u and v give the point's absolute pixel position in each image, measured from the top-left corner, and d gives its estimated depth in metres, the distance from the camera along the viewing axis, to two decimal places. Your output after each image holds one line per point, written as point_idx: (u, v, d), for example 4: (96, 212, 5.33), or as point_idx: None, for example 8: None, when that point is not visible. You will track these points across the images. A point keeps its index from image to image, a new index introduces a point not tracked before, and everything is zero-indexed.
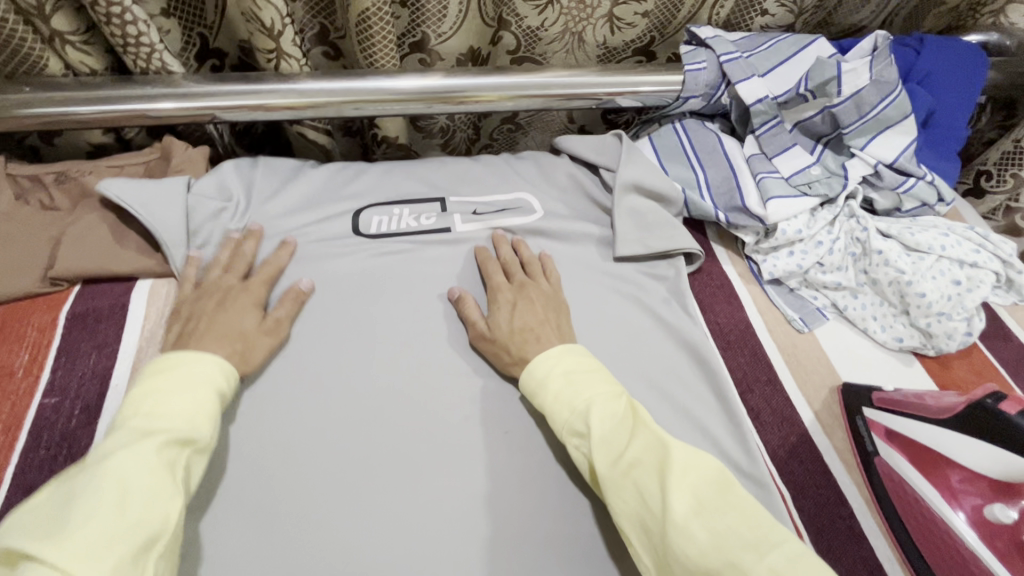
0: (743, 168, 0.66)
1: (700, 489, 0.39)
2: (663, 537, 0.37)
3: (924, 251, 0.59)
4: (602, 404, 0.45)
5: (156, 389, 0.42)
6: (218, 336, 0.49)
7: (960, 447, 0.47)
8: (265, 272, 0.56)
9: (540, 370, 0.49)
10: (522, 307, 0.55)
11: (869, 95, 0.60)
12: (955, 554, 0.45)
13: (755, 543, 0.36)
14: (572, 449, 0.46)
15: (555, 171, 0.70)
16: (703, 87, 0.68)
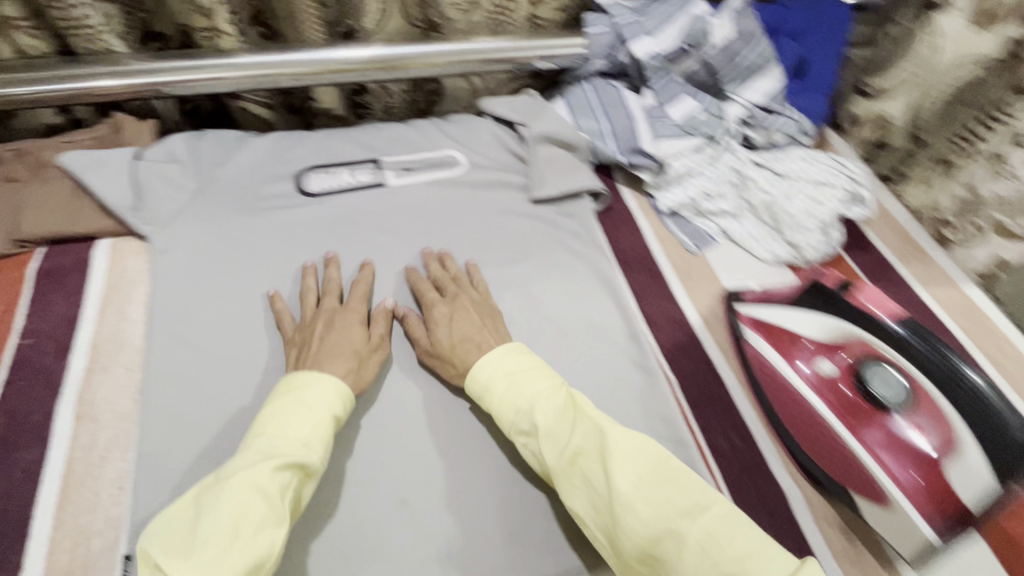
0: (642, 116, 0.75)
1: (639, 469, 0.45)
2: (613, 513, 0.44)
3: (788, 177, 0.70)
4: (542, 400, 0.50)
5: (277, 412, 0.47)
6: (334, 357, 0.52)
7: (798, 315, 0.59)
8: (330, 289, 0.60)
9: (482, 377, 0.52)
10: (459, 316, 0.58)
11: (736, 47, 0.72)
12: (800, 410, 0.56)
13: (684, 512, 0.43)
14: (519, 445, 0.50)
15: (479, 129, 0.78)
16: (605, 49, 0.77)
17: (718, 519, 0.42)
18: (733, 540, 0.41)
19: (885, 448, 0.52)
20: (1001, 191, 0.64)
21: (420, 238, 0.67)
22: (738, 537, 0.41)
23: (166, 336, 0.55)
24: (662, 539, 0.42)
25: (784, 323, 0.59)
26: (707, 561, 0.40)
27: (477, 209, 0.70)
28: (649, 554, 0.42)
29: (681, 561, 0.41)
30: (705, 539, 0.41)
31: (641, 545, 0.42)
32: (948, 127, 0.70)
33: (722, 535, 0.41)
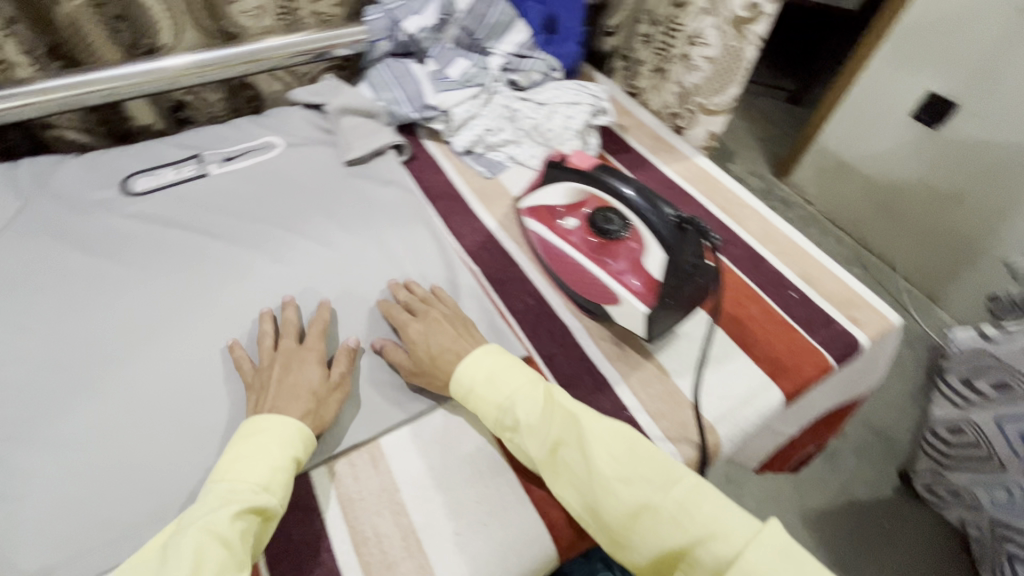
0: (426, 79, 0.89)
1: (615, 453, 0.50)
2: (595, 495, 0.49)
3: (546, 104, 0.87)
4: (519, 396, 0.54)
5: (237, 454, 0.48)
6: (292, 400, 0.53)
7: (544, 191, 0.72)
8: (288, 331, 0.61)
9: (462, 378, 0.56)
10: (434, 331, 0.60)
11: (480, 9, 0.89)
12: (564, 261, 0.69)
13: (654, 485, 0.48)
14: (504, 440, 0.55)
15: (291, 116, 0.89)
16: (384, 32, 0.90)
17: (682, 487, 0.48)
18: (694, 504, 0.47)
19: (626, 266, 0.64)
20: (695, 79, 0.88)
21: (247, 209, 0.77)
22: (703, 500, 0.47)
23: (6, 329, 0.60)
24: (641, 514, 0.47)
25: (539, 202, 0.73)
26: (681, 528, 0.46)
27: (297, 178, 0.81)
28: (628, 532, 0.48)
29: (657, 530, 0.47)
30: (678, 509, 0.47)
31: (622, 521, 0.48)
32: (652, 43, 0.94)
33: (692, 504, 0.47)
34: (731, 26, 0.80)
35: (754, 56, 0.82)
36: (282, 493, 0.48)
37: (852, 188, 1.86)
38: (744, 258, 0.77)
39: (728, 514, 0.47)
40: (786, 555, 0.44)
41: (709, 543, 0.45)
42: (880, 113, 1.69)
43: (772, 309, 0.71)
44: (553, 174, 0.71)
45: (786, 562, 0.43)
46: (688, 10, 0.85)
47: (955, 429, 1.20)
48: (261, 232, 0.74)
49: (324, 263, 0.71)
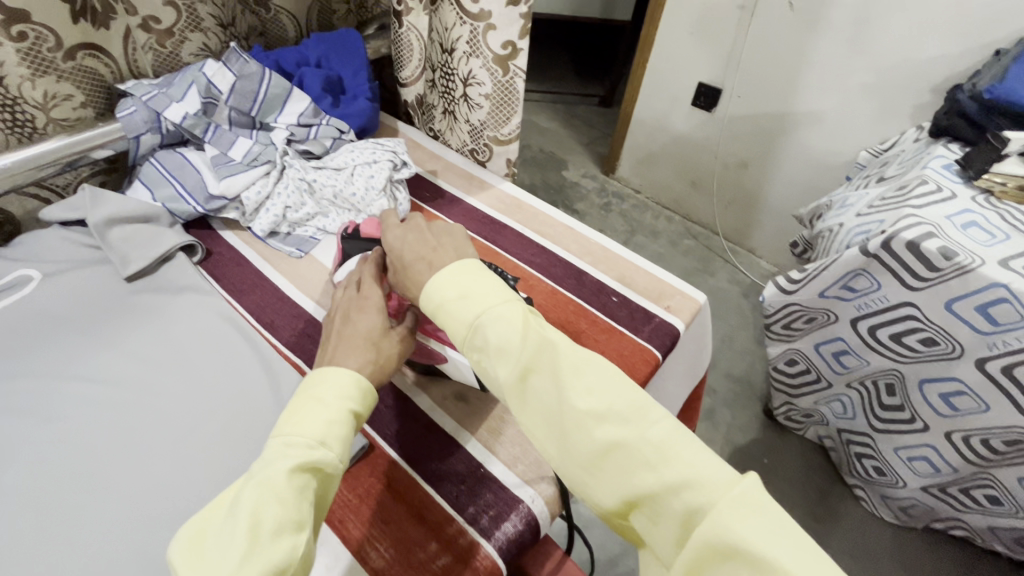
0: (207, 167, 0.83)
1: (597, 383, 0.45)
2: (565, 422, 0.45)
3: (343, 168, 0.85)
4: (491, 319, 0.47)
5: (297, 407, 0.46)
6: (350, 347, 0.52)
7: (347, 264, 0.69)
8: (355, 281, 0.61)
9: (434, 295, 0.50)
10: (414, 242, 0.57)
11: (247, 85, 0.84)
12: None
13: (630, 420, 0.44)
14: (470, 359, 0.49)
15: (47, 240, 0.76)
16: (144, 124, 0.82)
17: (660, 427, 0.43)
18: (669, 447, 0.42)
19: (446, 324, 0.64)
20: (480, 115, 0.94)
21: (1, 367, 0.64)
22: (681, 445, 0.42)
23: None
24: (610, 453, 0.43)
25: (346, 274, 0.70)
26: (650, 470, 0.42)
27: (66, 313, 0.69)
28: (593, 468, 0.44)
29: (622, 469, 0.43)
30: (652, 449, 0.42)
31: (590, 455, 0.44)
32: (438, 87, 1.01)
33: (670, 446, 0.42)
34: (496, 64, 0.87)
35: (524, 86, 0.89)
36: (341, 448, 0.45)
37: (666, 172, 2.09)
38: (568, 275, 0.81)
39: (703, 463, 0.41)
40: (767, 516, 0.38)
41: (680, 490, 0.40)
42: (668, 105, 1.92)
43: (600, 318, 0.76)
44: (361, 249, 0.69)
45: (765, 522, 0.38)
46: (455, 55, 0.90)
47: (791, 361, 1.36)
48: (22, 389, 0.62)
49: (117, 401, 0.62)
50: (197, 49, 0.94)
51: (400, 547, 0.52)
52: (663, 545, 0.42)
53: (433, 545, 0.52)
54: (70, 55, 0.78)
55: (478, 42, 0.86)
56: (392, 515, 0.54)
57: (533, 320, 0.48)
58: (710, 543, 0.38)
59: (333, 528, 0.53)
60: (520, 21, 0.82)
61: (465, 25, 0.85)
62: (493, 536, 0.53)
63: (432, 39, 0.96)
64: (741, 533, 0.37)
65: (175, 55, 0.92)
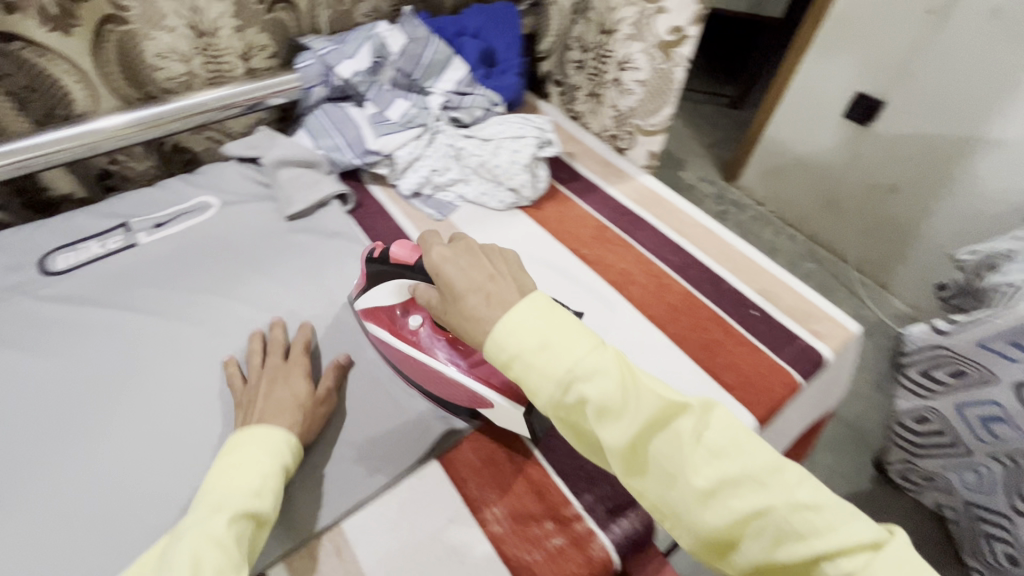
0: (366, 123, 0.87)
1: (718, 445, 0.41)
2: (690, 498, 0.40)
3: (491, 140, 0.86)
4: (594, 374, 0.43)
5: (224, 464, 0.47)
6: (279, 409, 0.54)
7: (376, 292, 0.63)
8: (276, 349, 0.63)
9: (511, 346, 0.45)
10: (457, 277, 0.50)
11: (415, 49, 0.88)
12: (422, 368, 0.61)
13: (766, 483, 0.40)
14: (565, 420, 0.45)
15: (226, 173, 0.85)
16: (318, 77, 0.88)
17: (802, 489, 0.39)
18: (819, 513, 0.38)
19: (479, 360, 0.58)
20: (630, 101, 0.90)
21: (181, 278, 0.72)
22: (829, 510, 0.39)
23: None
24: (749, 525, 0.39)
25: (374, 303, 0.64)
26: (802, 540, 0.38)
27: (236, 240, 0.77)
28: (728, 539, 0.40)
29: (765, 542, 0.39)
30: (799, 517, 0.38)
31: (724, 526, 0.40)
32: (585, 69, 0.95)
33: (816, 514, 0.38)
34: (658, 49, 0.82)
35: (684, 76, 0.83)
36: (274, 498, 0.47)
37: (798, 187, 1.92)
38: (705, 279, 0.77)
39: (854, 526, 0.38)
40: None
41: (838, 559, 0.37)
42: (816, 114, 1.75)
43: (735, 330, 0.71)
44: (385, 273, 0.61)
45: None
46: (614, 37, 0.86)
47: (923, 418, 1.22)
48: (197, 301, 0.70)
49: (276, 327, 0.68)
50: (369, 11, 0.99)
51: (515, 519, 0.53)
52: None
53: (547, 525, 0.52)
54: (268, 7, 0.86)
55: (644, 25, 0.81)
56: (509, 486, 0.55)
57: (634, 374, 0.43)
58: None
59: (454, 485, 0.55)
60: (694, 6, 0.76)
61: (632, 6, 0.81)
62: (609, 529, 0.52)
63: (588, 18, 0.91)
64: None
65: (351, 15, 0.97)
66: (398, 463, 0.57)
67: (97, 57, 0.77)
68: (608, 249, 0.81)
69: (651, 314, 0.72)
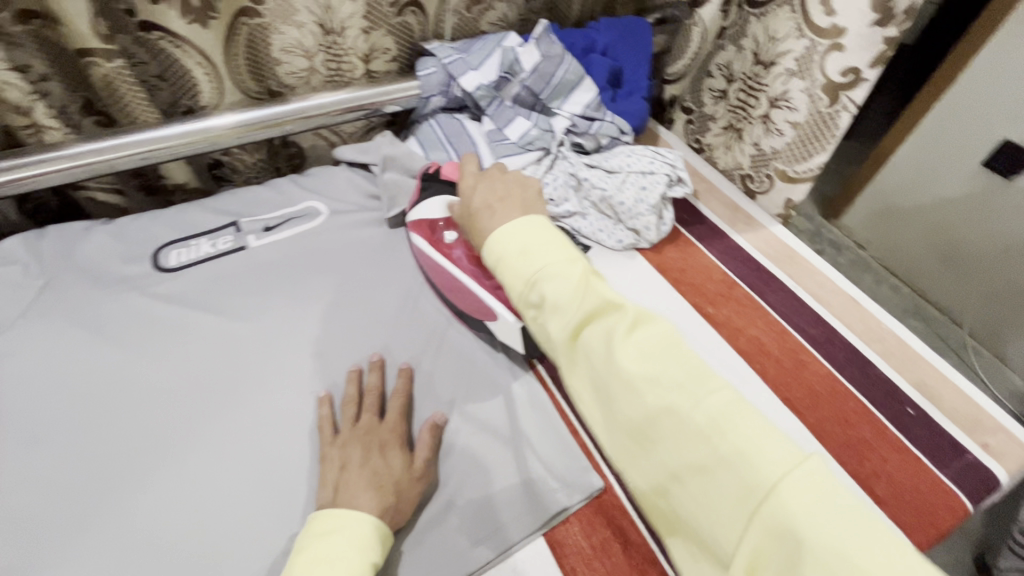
0: (483, 140, 0.83)
1: (649, 349, 0.43)
2: (612, 388, 0.43)
3: (617, 171, 0.78)
4: (556, 277, 0.47)
5: (311, 560, 0.43)
6: (373, 488, 0.49)
7: (426, 204, 0.71)
8: (370, 401, 0.58)
9: (499, 249, 0.52)
10: (481, 191, 0.61)
11: (546, 67, 0.81)
12: (447, 278, 0.68)
13: (683, 387, 0.40)
14: (529, 318, 0.50)
15: (335, 178, 0.82)
16: (438, 86, 0.83)
17: (718, 400, 0.40)
18: (725, 418, 0.39)
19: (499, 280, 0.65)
20: (776, 143, 0.82)
21: (287, 289, 0.69)
22: (738, 420, 0.38)
23: (16, 441, 0.54)
24: (658, 418, 0.40)
25: (421, 215, 0.71)
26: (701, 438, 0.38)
27: (342, 253, 0.74)
28: (639, 434, 0.41)
29: (671, 436, 0.39)
30: (706, 419, 0.39)
31: (636, 421, 0.41)
32: (728, 100, 0.88)
33: (725, 418, 0.39)
34: (824, 91, 0.73)
35: (848, 122, 0.74)
36: None
37: (912, 234, 1.62)
38: (849, 361, 0.67)
39: (760, 434, 0.37)
40: (834, 504, 0.33)
41: (731, 461, 0.37)
42: (941, 155, 1.47)
43: (888, 430, 0.61)
44: (435, 190, 0.72)
45: (834, 513, 0.33)
46: (773, 71, 0.78)
47: None
48: (302, 316, 0.67)
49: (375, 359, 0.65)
50: (496, 18, 0.93)
51: None
52: (706, 516, 0.38)
53: None
54: (399, 10, 0.82)
55: (811, 64, 0.73)
56: None
57: (592, 284, 0.47)
58: (771, 530, 0.34)
59: (566, 574, 0.52)
60: (880, 47, 0.66)
61: (802, 39, 0.72)
62: None
63: (740, 46, 0.83)
64: (809, 525, 0.33)
65: (477, 22, 0.92)
66: (501, 535, 0.53)
67: (227, 50, 0.75)
68: (736, 309, 0.72)
69: (786, 397, 0.64)
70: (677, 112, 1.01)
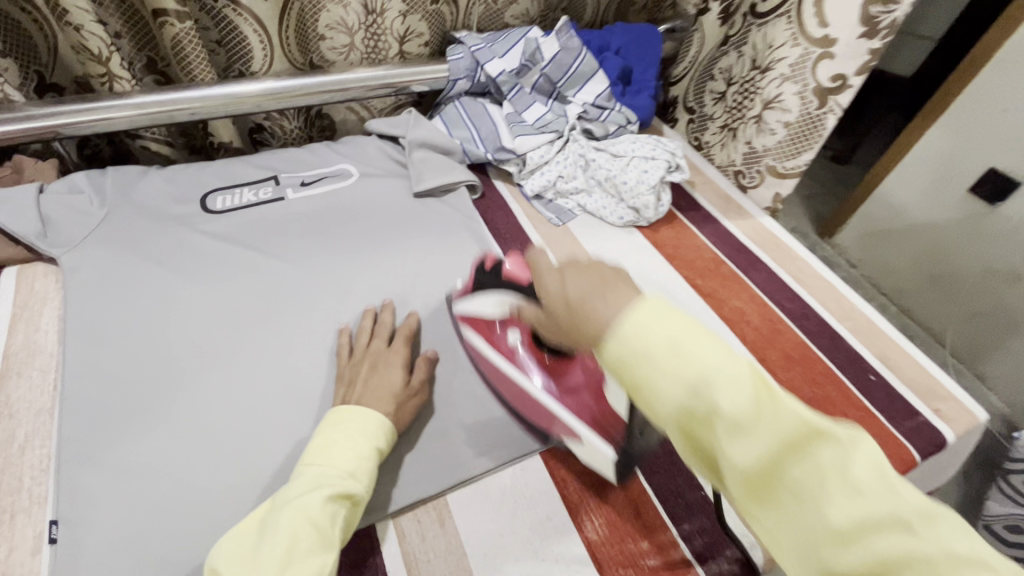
0: (503, 121, 0.91)
1: (859, 478, 0.32)
2: (811, 526, 0.33)
3: (622, 156, 0.86)
4: (726, 380, 0.34)
5: (326, 441, 0.51)
6: (376, 398, 0.57)
7: (481, 299, 0.62)
8: (382, 331, 0.65)
9: (631, 343, 0.36)
10: (575, 278, 0.43)
11: (564, 58, 0.90)
12: (516, 388, 0.63)
13: (914, 531, 0.31)
14: (683, 435, 0.37)
15: (366, 146, 0.90)
16: (465, 71, 0.91)
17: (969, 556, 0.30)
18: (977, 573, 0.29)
19: (582, 388, 0.61)
20: (768, 142, 0.90)
21: (320, 237, 0.77)
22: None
23: (79, 343, 0.60)
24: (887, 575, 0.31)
25: (477, 312, 0.64)
26: None
27: (369, 210, 0.82)
28: None
29: None
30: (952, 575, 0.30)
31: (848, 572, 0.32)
32: (726, 101, 0.97)
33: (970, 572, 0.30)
34: (814, 95, 0.82)
35: (834, 124, 0.84)
36: (367, 479, 0.50)
37: (901, 254, 1.65)
38: (821, 333, 0.75)
39: None
40: None
41: None
42: (937, 179, 1.50)
43: (851, 392, 0.68)
44: (494, 284, 0.62)
45: None
46: (767, 75, 0.86)
47: (1022, 529, 0.99)
48: (333, 261, 0.75)
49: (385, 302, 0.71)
50: (518, 14, 1.02)
51: (612, 530, 0.55)
52: None
53: (643, 544, 0.54)
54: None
55: (801, 70, 0.82)
56: (609, 499, 0.57)
57: (771, 388, 0.35)
58: None
59: (557, 485, 0.58)
60: (865, 57, 0.76)
61: (796, 48, 0.81)
62: (704, 563, 0.54)
63: (741, 52, 0.92)
64: None
65: (501, 16, 1.02)
66: (501, 450, 0.60)
67: (281, 22, 0.84)
68: (722, 283, 0.80)
69: (762, 357, 0.71)
70: (680, 112, 1.09)
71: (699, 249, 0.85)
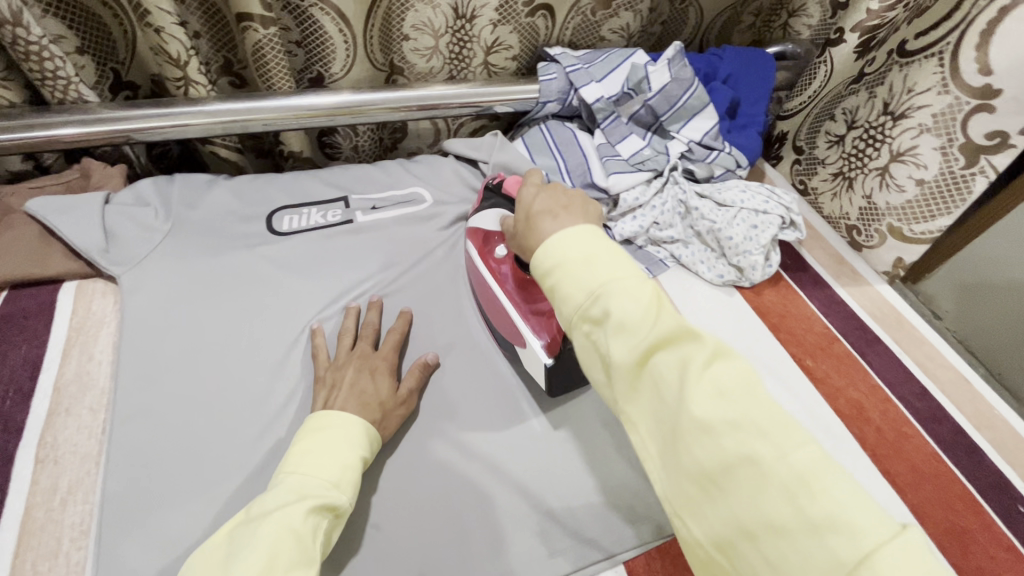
0: (593, 153, 0.82)
1: (722, 383, 0.35)
2: (677, 429, 0.35)
3: (729, 206, 0.76)
4: (620, 290, 0.38)
5: (306, 447, 0.49)
6: (364, 407, 0.55)
7: (482, 213, 0.69)
8: (367, 336, 0.63)
9: (554, 251, 0.42)
10: (544, 198, 0.51)
11: (673, 90, 0.80)
12: (488, 296, 0.67)
13: (768, 433, 0.33)
14: (581, 333, 0.40)
15: (441, 166, 0.82)
16: (556, 93, 0.83)
17: (804, 448, 0.33)
18: (816, 482, 0.31)
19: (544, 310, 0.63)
20: (892, 198, 0.78)
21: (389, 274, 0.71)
22: (835, 480, 0.32)
23: (132, 380, 0.56)
24: (736, 469, 0.33)
25: (477, 224, 0.70)
26: (791, 503, 0.31)
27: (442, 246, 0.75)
28: (709, 483, 0.34)
29: (755, 497, 0.32)
30: (793, 478, 0.32)
31: (706, 468, 0.34)
32: (841, 146, 0.84)
33: (814, 479, 0.32)
34: (962, 151, 0.69)
35: (983, 187, 0.70)
36: (351, 492, 0.48)
37: None
38: (957, 444, 0.63)
39: (851, 495, 0.31)
40: None
41: (826, 535, 0.30)
42: None
43: (997, 526, 0.58)
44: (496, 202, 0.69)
45: None
46: (902, 123, 0.74)
47: None
48: (402, 302, 0.70)
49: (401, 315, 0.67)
50: (617, 27, 0.92)
51: None
52: None
53: None
54: (530, 11, 0.83)
55: (948, 121, 0.69)
56: None
57: (664, 300, 0.39)
58: None
59: None
60: None
61: (945, 95, 0.69)
62: None
63: (873, 93, 0.79)
64: None
65: (598, 32, 0.92)
66: None
67: (366, 24, 0.78)
68: (837, 366, 0.70)
69: (885, 468, 0.61)
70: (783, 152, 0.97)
71: (811, 323, 0.74)
